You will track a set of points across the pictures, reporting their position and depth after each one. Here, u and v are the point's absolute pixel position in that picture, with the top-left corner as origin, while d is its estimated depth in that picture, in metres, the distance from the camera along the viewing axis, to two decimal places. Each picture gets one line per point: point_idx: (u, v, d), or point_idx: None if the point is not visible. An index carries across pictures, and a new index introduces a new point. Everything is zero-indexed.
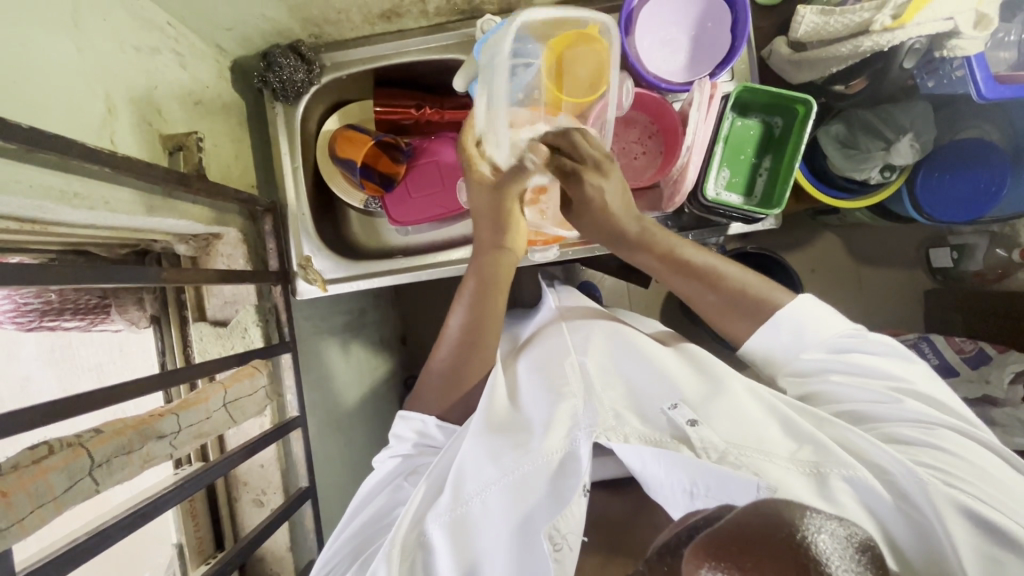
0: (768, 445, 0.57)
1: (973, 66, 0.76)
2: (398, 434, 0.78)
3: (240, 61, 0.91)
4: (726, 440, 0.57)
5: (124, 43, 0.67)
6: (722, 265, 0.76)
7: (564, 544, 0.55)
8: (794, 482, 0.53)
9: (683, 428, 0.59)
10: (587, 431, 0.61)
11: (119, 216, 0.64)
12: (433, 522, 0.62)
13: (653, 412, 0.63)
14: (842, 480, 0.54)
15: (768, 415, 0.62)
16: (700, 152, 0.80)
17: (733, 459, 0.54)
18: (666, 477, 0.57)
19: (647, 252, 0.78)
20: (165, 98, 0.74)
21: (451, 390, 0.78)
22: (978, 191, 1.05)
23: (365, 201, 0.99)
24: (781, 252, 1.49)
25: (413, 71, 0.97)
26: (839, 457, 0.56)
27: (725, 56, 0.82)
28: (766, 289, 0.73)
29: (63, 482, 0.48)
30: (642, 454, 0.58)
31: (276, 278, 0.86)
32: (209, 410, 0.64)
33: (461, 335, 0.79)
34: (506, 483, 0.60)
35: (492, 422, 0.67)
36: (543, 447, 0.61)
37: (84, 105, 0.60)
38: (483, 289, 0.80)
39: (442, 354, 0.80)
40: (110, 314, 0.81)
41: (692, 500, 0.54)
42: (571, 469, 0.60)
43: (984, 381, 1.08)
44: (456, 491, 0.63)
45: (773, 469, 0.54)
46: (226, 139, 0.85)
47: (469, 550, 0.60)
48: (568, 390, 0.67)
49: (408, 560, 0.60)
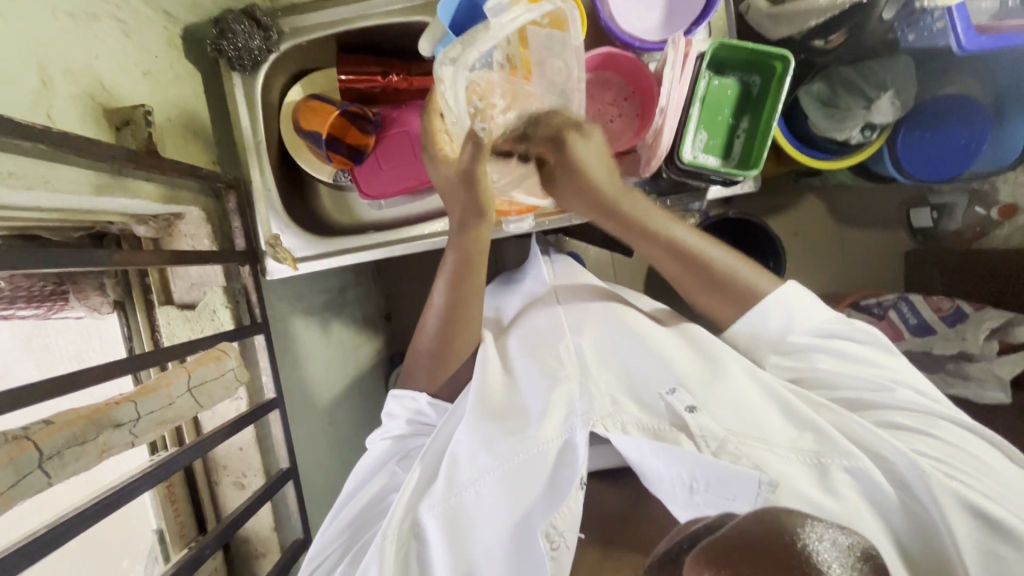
0: (768, 433, 0.58)
1: (954, 17, 0.73)
2: (390, 412, 0.77)
3: (192, 29, 0.85)
4: (725, 428, 0.58)
5: (56, 10, 0.61)
6: (710, 247, 0.73)
7: (561, 541, 0.55)
8: (794, 473, 0.55)
9: (681, 415, 0.59)
10: (583, 419, 0.60)
11: (63, 197, 0.60)
12: (428, 512, 0.62)
13: (652, 398, 0.63)
14: (843, 471, 0.55)
15: (769, 400, 0.62)
16: (675, 113, 0.76)
17: (732, 449, 0.54)
18: (665, 470, 0.55)
19: (639, 234, 0.74)
20: (109, 69, 0.69)
21: (437, 371, 0.77)
22: (959, 150, 1.04)
23: (335, 175, 0.96)
24: (764, 217, 1.48)
25: (380, 34, 0.92)
26: (840, 446, 0.56)
27: (700, 11, 0.78)
28: (752, 276, 0.71)
29: (9, 477, 0.46)
30: (640, 447, 0.57)
31: (243, 257, 0.83)
32: (172, 396, 0.62)
33: (443, 312, 0.76)
34: (502, 471, 0.60)
35: (487, 407, 0.67)
36: (540, 435, 0.61)
37: (14, 79, 0.56)
38: (462, 264, 0.75)
39: (427, 332, 0.77)
40: (70, 302, 0.77)
41: (691, 496, 0.53)
42: (569, 459, 0.60)
43: (961, 338, 1.10)
44: (450, 480, 0.63)
45: (773, 460, 0.55)
46: (177, 112, 0.81)
47: (464, 543, 0.60)
48: (564, 374, 0.67)
49: (403, 552, 0.61)
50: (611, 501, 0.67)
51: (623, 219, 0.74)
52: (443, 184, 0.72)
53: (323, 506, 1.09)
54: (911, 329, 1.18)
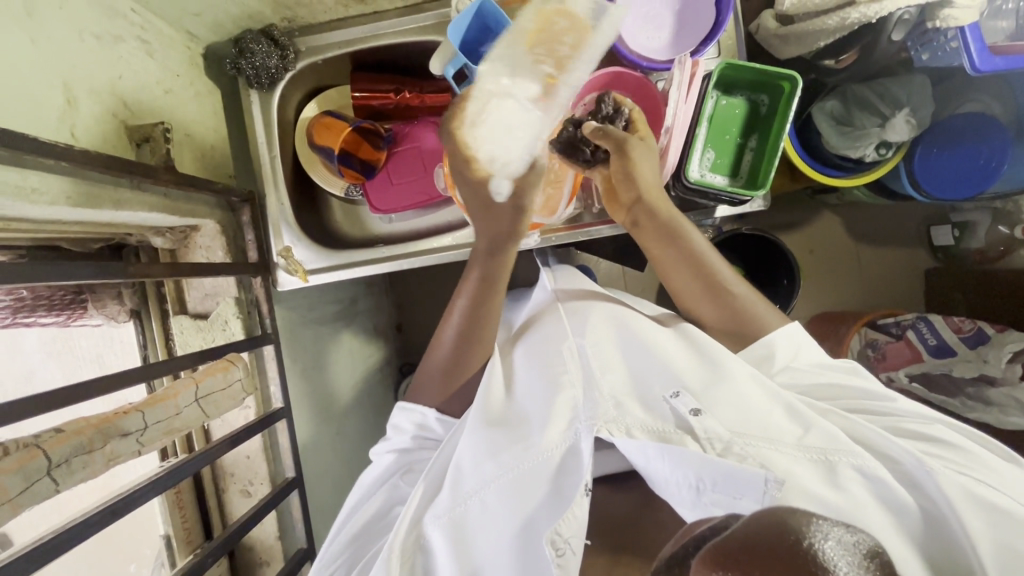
0: (774, 433, 0.56)
1: (967, 37, 0.72)
2: (396, 426, 0.77)
3: (212, 47, 0.88)
4: (730, 430, 0.56)
5: (83, 32, 0.65)
6: (728, 275, 0.76)
7: (567, 548, 0.54)
8: (803, 472, 0.53)
9: (686, 418, 0.57)
10: (588, 424, 0.60)
11: (83, 211, 0.63)
12: (432, 523, 0.62)
13: (655, 400, 0.61)
14: (852, 469, 0.53)
15: (773, 401, 0.60)
16: (681, 132, 0.78)
17: (738, 450, 0.53)
18: (670, 471, 0.55)
19: (665, 240, 0.76)
20: (131, 87, 0.72)
21: (446, 383, 0.77)
22: (978, 168, 1.02)
23: (346, 189, 0.97)
24: (778, 233, 1.46)
25: (394, 53, 0.94)
26: (846, 446, 0.55)
27: (708, 32, 0.79)
28: (761, 308, 0.75)
29: (19, 484, 0.47)
30: (645, 450, 0.56)
31: (256, 269, 0.85)
32: (180, 406, 0.64)
33: (460, 328, 0.76)
34: (507, 480, 0.60)
35: (490, 416, 0.67)
36: (544, 441, 0.61)
37: (42, 99, 0.58)
38: (487, 282, 0.75)
39: (441, 346, 0.77)
40: (88, 310, 0.79)
41: (698, 496, 0.52)
42: (573, 466, 0.59)
43: (982, 360, 1.06)
44: (455, 489, 0.63)
45: (779, 459, 0.53)
46: (198, 128, 0.84)
47: (468, 552, 0.60)
48: (566, 380, 0.66)
49: (408, 565, 0.62)
50: (609, 514, 0.66)
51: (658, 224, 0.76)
52: (475, 195, 0.69)
53: (327, 515, 1.09)
54: (930, 351, 1.13)
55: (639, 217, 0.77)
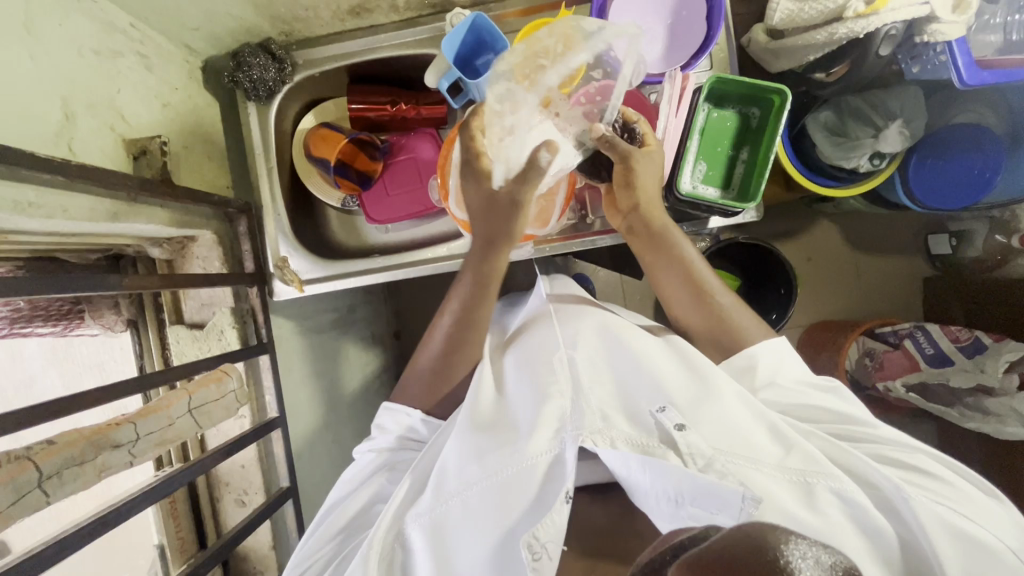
0: (755, 451, 0.57)
1: (955, 51, 0.73)
2: (380, 425, 0.77)
3: (211, 61, 0.90)
4: (713, 446, 0.56)
5: (82, 48, 0.66)
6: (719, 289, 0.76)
7: (543, 553, 0.54)
8: (780, 490, 0.54)
9: (671, 433, 0.57)
10: (573, 434, 0.60)
11: (80, 224, 0.64)
12: (413, 521, 0.63)
13: (642, 414, 0.61)
14: (829, 491, 0.54)
15: (758, 419, 0.61)
16: (672, 143, 0.79)
17: (719, 467, 0.54)
18: (651, 485, 0.55)
19: (658, 250, 0.77)
20: (130, 101, 0.73)
21: (434, 387, 0.77)
22: (970, 176, 1.02)
23: (343, 200, 0.99)
24: (775, 242, 1.46)
25: (390, 65, 0.96)
26: (825, 467, 0.55)
27: (700, 45, 0.80)
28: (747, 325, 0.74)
29: (9, 495, 0.48)
30: (627, 461, 0.57)
31: (252, 280, 0.86)
32: (172, 417, 0.64)
33: (448, 330, 0.76)
34: (489, 483, 0.61)
35: (478, 419, 0.67)
36: (529, 449, 0.61)
37: (41, 115, 0.60)
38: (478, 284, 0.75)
39: (431, 349, 0.77)
40: (85, 320, 0.80)
41: (677, 510, 0.53)
42: (558, 474, 0.60)
43: (979, 370, 1.06)
44: (437, 490, 0.63)
45: (759, 478, 0.54)
46: (197, 140, 0.85)
47: (445, 554, 0.60)
48: (555, 389, 0.66)
49: (387, 556, 0.63)
50: (592, 522, 0.66)
51: (650, 234, 0.77)
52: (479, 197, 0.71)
53: None
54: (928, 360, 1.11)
55: (634, 226, 0.77)
